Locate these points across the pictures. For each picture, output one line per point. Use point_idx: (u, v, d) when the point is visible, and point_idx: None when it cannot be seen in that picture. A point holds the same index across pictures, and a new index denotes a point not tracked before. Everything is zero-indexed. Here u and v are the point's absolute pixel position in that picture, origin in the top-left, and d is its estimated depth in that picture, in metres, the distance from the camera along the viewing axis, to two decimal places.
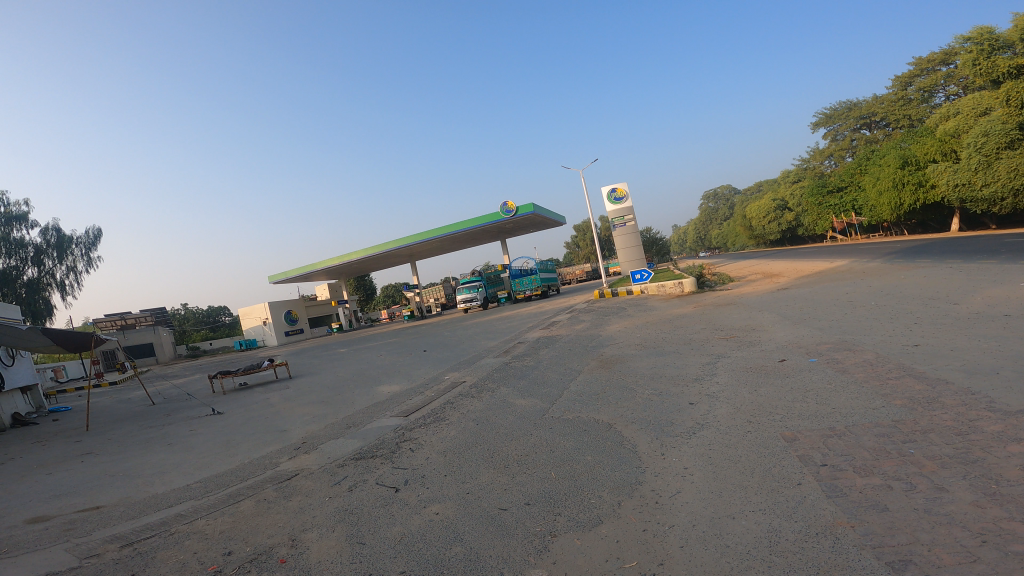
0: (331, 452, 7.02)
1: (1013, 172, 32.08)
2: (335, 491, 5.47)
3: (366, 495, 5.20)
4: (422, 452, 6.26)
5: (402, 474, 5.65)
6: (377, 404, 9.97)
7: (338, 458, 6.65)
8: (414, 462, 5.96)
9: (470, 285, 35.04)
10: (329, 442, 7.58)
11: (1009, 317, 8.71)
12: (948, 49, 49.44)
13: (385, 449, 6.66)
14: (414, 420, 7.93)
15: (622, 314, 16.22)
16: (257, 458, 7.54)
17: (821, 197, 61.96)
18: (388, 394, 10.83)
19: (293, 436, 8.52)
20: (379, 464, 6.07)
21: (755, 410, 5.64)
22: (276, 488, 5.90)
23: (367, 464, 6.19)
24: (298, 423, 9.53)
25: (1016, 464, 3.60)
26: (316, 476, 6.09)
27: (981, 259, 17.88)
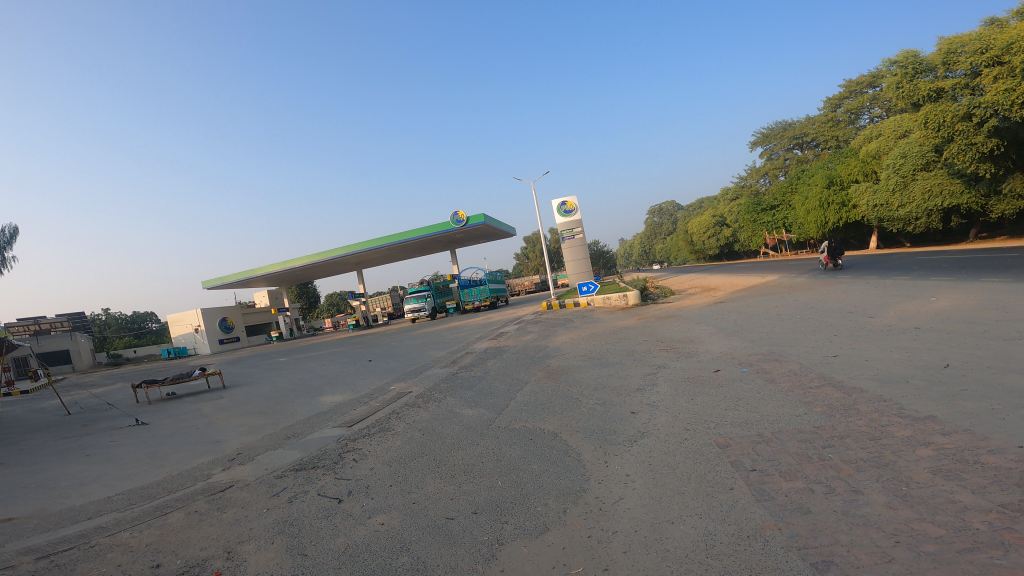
0: (270, 463, 6.86)
1: (928, 193, 34.59)
2: (274, 502, 5.37)
3: (306, 506, 5.13)
4: (366, 463, 6.22)
5: (346, 484, 5.59)
6: (319, 414, 9.81)
7: (276, 470, 6.50)
8: (358, 472, 5.91)
9: (418, 295, 34.70)
10: (267, 453, 7.40)
11: (918, 330, 9.43)
12: (874, 73, 53.27)
13: (327, 460, 6.57)
14: (357, 430, 7.85)
15: (569, 325, 16.51)
16: (187, 469, 7.26)
17: (756, 215, 64.88)
18: (331, 404, 10.65)
19: (227, 447, 8.25)
20: (321, 475, 5.98)
21: (691, 419, 5.90)
22: (209, 500, 5.71)
23: (308, 474, 6.09)
24: (233, 433, 9.23)
25: (924, 467, 3.94)
26: (253, 487, 5.94)
27: (897, 276, 19.21)
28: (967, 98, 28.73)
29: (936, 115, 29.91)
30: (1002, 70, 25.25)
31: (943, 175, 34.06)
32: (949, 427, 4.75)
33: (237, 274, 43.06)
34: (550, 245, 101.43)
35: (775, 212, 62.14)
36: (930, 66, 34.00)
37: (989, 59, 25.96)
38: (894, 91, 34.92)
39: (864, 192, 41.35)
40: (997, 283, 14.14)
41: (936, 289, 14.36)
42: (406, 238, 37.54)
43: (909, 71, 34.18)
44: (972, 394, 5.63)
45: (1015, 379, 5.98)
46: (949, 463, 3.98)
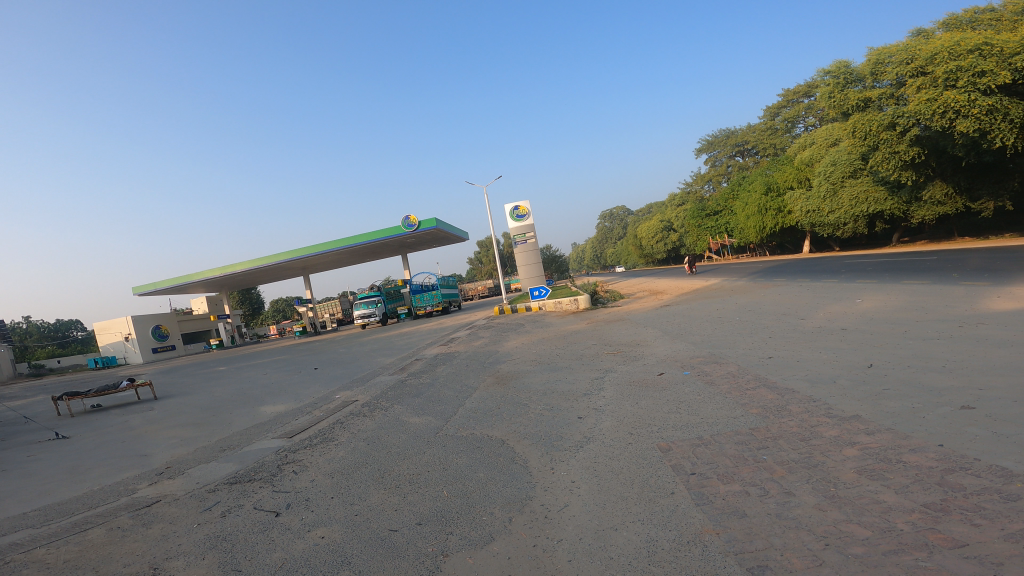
0: (202, 476, 6.56)
1: (856, 199, 36.39)
2: (206, 517, 5.14)
3: (241, 520, 4.93)
4: (306, 475, 6.03)
5: (284, 497, 5.41)
6: (258, 425, 9.46)
7: (210, 483, 6.23)
8: (298, 485, 5.72)
9: (368, 301, 34.11)
10: (201, 466, 7.09)
11: (844, 331, 9.92)
12: (809, 83, 56.07)
13: (265, 472, 6.34)
14: (299, 441, 7.62)
15: (520, 330, 16.53)
16: (110, 484, 6.88)
17: (701, 220, 66.79)
18: (271, 414, 10.31)
19: (156, 461, 7.86)
20: (257, 488, 5.76)
21: (635, 423, 5.97)
22: (133, 515, 5.42)
23: (243, 488, 5.86)
24: (163, 446, 8.79)
25: (851, 468, 4.11)
26: (183, 501, 5.67)
27: (831, 278, 20.11)
28: (892, 107, 30.32)
29: (863, 124, 31.64)
30: (925, 80, 26.71)
31: (869, 182, 35.91)
32: (874, 426, 4.98)
33: (172, 279, 41.30)
34: (502, 249, 101.53)
35: (719, 217, 64.08)
36: (860, 78, 35.69)
37: (913, 70, 27.39)
38: (827, 100, 36.68)
39: (799, 198, 43.16)
40: (919, 285, 14.98)
41: (865, 291, 15.11)
42: (355, 242, 36.83)
43: (841, 81, 35.90)
44: (894, 393, 5.94)
45: (933, 378, 6.32)
46: (874, 462, 4.17)
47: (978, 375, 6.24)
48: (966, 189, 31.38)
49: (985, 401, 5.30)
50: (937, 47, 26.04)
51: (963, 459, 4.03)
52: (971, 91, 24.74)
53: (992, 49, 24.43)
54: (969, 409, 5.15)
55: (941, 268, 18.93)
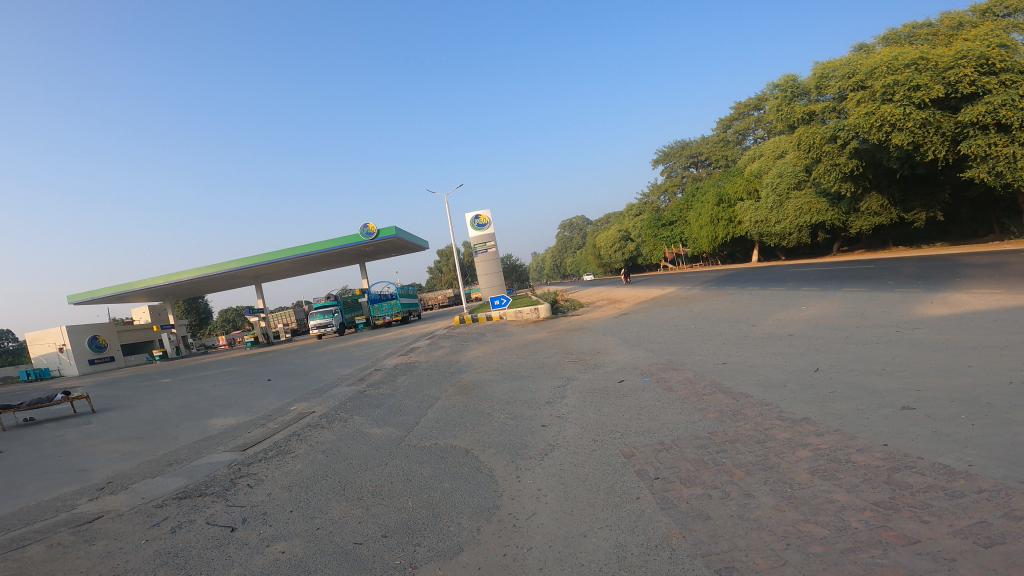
0: (147, 491, 6.30)
1: (800, 210, 37.88)
2: (154, 532, 4.94)
3: (193, 535, 4.77)
4: (262, 488, 5.87)
5: (239, 512, 5.25)
6: (208, 438, 9.16)
7: (157, 498, 5.99)
8: (253, 499, 5.56)
9: (324, 310, 33.45)
10: (145, 481, 6.80)
11: (793, 336, 10.30)
12: (758, 97, 58.44)
13: (217, 486, 6.15)
14: (252, 454, 7.41)
15: (481, 339, 16.52)
16: (47, 500, 6.54)
17: (657, 230, 68.20)
18: (222, 427, 9.98)
19: (97, 476, 7.51)
20: (210, 503, 5.58)
21: (598, 430, 6.05)
22: (74, 532, 5.18)
23: (194, 502, 5.67)
24: (104, 461, 8.40)
25: (804, 469, 4.28)
26: (128, 517, 5.44)
27: (780, 286, 20.82)
28: (834, 121, 31.69)
29: (808, 136, 33.09)
30: (865, 94, 28.03)
31: (812, 193, 37.45)
32: (822, 428, 5.19)
33: (111, 288, 39.52)
34: (462, 258, 101.32)
35: (674, 227, 65.53)
36: (806, 92, 37.25)
37: (854, 84, 28.63)
38: (776, 113, 38.14)
39: (748, 209, 44.62)
40: (861, 293, 15.70)
41: (812, 298, 15.74)
42: (312, 250, 36.14)
43: (788, 95, 37.37)
44: (839, 395, 6.21)
45: (875, 381, 6.64)
46: (825, 462, 4.35)
47: (914, 377, 6.60)
48: (900, 201, 33.08)
49: (922, 401, 5.61)
50: (877, 61, 27.26)
51: (907, 458, 4.24)
52: (906, 104, 26.01)
53: (927, 64, 25.63)
54: (909, 410, 5.43)
55: (879, 276, 19.89)
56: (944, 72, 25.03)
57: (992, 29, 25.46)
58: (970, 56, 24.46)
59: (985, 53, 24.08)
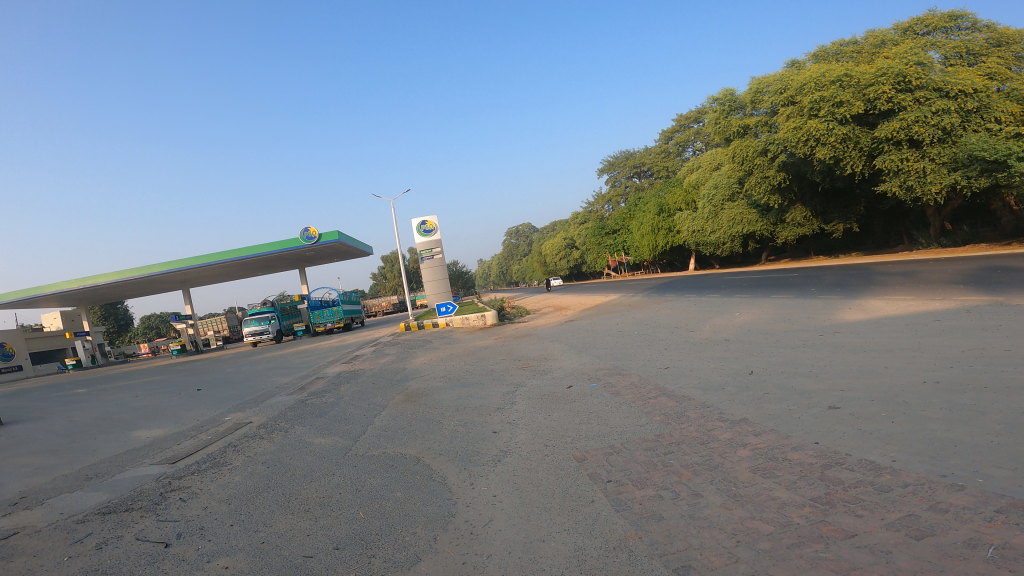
0: (66, 507, 5.91)
1: (733, 220, 39.52)
2: (78, 549, 4.65)
3: (123, 552, 4.52)
4: (197, 502, 5.62)
5: (172, 527, 5.02)
6: (134, 451, 8.68)
7: (77, 514, 5.62)
8: (188, 513, 5.33)
9: (260, 317, 32.29)
10: (63, 496, 6.38)
11: (728, 341, 10.76)
12: (698, 111, 60.84)
13: (146, 500, 5.84)
14: (183, 467, 7.08)
15: (427, 347, 16.38)
16: None
17: (600, 238, 69.54)
18: (148, 440, 9.45)
19: (8, 492, 6.97)
20: (138, 518, 5.30)
21: (550, 435, 6.12)
22: None
23: (121, 518, 5.37)
24: (14, 476, 7.80)
25: (746, 467, 4.50)
26: (47, 533, 5.10)
27: (717, 294, 21.66)
28: (765, 135, 33.33)
29: (742, 149, 34.60)
30: (794, 109, 29.55)
31: (744, 205, 39.19)
32: (759, 428, 5.45)
33: (20, 292, 36.74)
34: (407, 265, 100.21)
35: (617, 235, 66.96)
36: (742, 106, 38.87)
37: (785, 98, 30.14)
38: (713, 125, 39.63)
39: (686, 219, 46.18)
40: (791, 300, 16.57)
41: (746, 305, 16.48)
42: (248, 254, 34.81)
43: (726, 108, 38.92)
44: (773, 397, 6.53)
45: (803, 382, 7.03)
46: (765, 461, 4.57)
47: (838, 378, 7.03)
48: (822, 214, 35.11)
49: (846, 401, 5.99)
50: (806, 78, 28.77)
51: (837, 455, 4.52)
52: (830, 119, 27.61)
53: (850, 80, 27.17)
54: (835, 409, 5.78)
55: (805, 284, 21.04)
56: (865, 89, 26.68)
57: (910, 48, 27.25)
58: (889, 73, 26.03)
59: (903, 71, 25.69)
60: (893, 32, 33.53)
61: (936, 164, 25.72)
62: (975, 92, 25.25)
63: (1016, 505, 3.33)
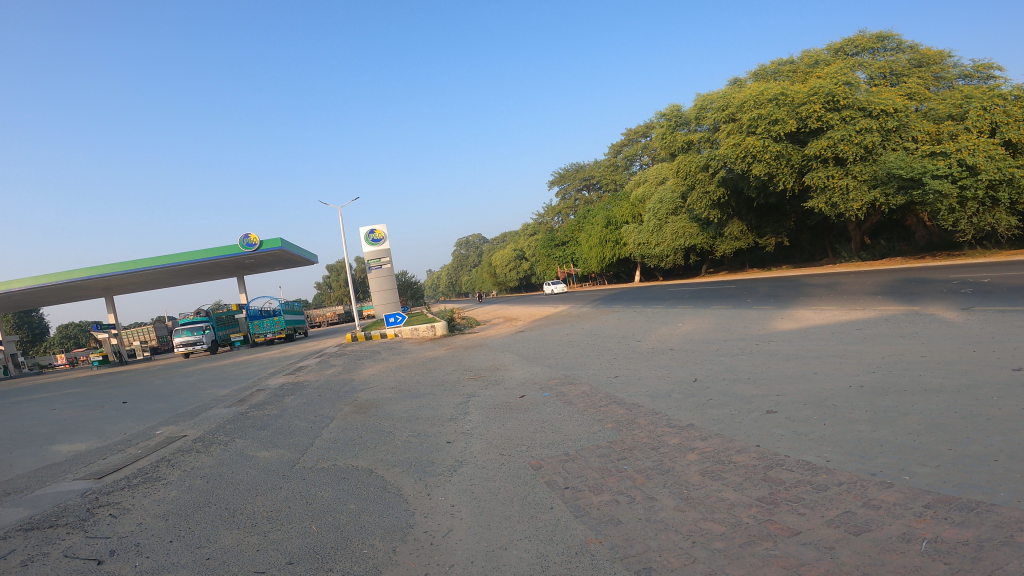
0: None
1: (676, 234, 40.75)
2: (0, 568, 4.38)
3: (51, 572, 4.26)
4: (130, 518, 5.35)
5: (106, 543, 4.76)
6: (55, 466, 8.16)
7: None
8: (122, 529, 5.07)
9: (193, 327, 30.87)
10: None
11: (673, 350, 11.08)
12: (645, 126, 62.85)
13: (73, 516, 5.52)
14: (111, 482, 6.71)
15: (375, 358, 16.12)
16: None
17: (550, 250, 70.34)
18: (70, 455, 8.89)
19: None
20: (67, 534, 5.00)
21: (505, 444, 6.16)
22: None
23: (47, 534, 5.05)
24: None
25: (696, 470, 4.67)
26: None
27: (662, 305, 22.24)
28: (707, 151, 34.67)
29: (685, 164, 35.80)
30: (734, 126, 30.86)
31: (686, 219, 40.54)
32: (706, 432, 5.66)
33: None
34: (354, 274, 98.36)
35: (566, 247, 67.95)
36: (687, 122, 40.26)
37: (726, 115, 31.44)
38: (660, 141, 40.79)
39: (631, 232, 47.30)
40: (731, 310, 17.22)
41: (689, 315, 17.02)
42: (182, 260, 33.35)
43: (672, 124, 40.21)
44: (716, 402, 6.80)
45: (743, 388, 7.35)
46: (712, 464, 4.75)
47: (774, 384, 7.37)
48: (757, 228, 36.75)
49: (783, 405, 6.30)
50: (745, 96, 30.10)
51: (778, 456, 4.76)
52: (766, 137, 29.00)
53: (786, 99, 28.59)
54: (773, 413, 6.06)
55: (743, 295, 21.95)
56: (798, 108, 28.15)
57: (839, 68, 28.90)
58: (820, 92, 27.52)
59: (832, 91, 27.21)
60: (826, 52, 35.63)
61: (859, 181, 27.36)
62: (895, 112, 27.05)
63: (941, 500, 3.60)
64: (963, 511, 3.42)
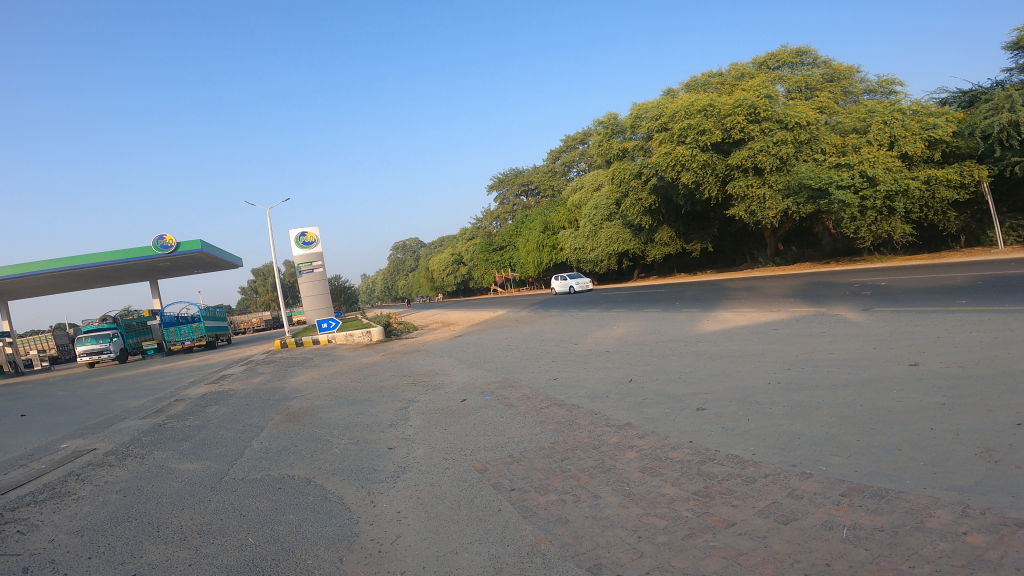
0: None
1: (610, 239, 41.72)
2: None
3: None
4: (41, 535, 4.97)
5: (14, 563, 4.41)
6: None
7: None
8: (32, 547, 4.71)
9: (99, 335, 28.94)
10: None
11: (608, 352, 11.38)
12: (583, 133, 64.34)
13: None
14: (15, 499, 6.20)
15: (308, 365, 15.63)
16: None
17: (488, 255, 70.51)
18: None
19: None
20: None
21: (448, 448, 6.15)
22: None
23: None
24: None
25: (636, 467, 4.83)
26: None
27: (596, 308, 22.75)
28: (640, 159, 35.78)
29: (619, 171, 36.77)
30: (665, 135, 32.03)
31: (620, 225, 41.62)
32: (642, 430, 5.86)
33: None
34: (282, 279, 94.67)
35: (504, 252, 68.38)
36: (623, 130, 41.38)
37: (659, 124, 32.51)
38: (597, 148, 41.74)
39: (568, 237, 48.07)
40: (662, 313, 17.84)
41: (623, 318, 17.51)
42: (88, 262, 31.15)
43: (609, 132, 41.25)
44: (651, 401, 7.04)
45: (674, 387, 7.66)
46: (651, 461, 4.93)
47: (703, 382, 7.72)
48: (684, 234, 38.24)
49: (711, 402, 6.61)
50: (676, 106, 31.28)
51: (710, 451, 4.99)
52: (694, 146, 30.27)
53: (713, 110, 29.92)
54: (703, 410, 6.34)
55: (672, 298, 22.81)
56: (723, 119, 29.53)
57: (761, 82, 30.54)
58: (743, 105, 28.99)
59: (754, 104, 28.72)
60: (751, 65, 37.50)
61: (775, 191, 29.01)
62: (808, 125, 28.86)
63: (855, 488, 3.89)
64: (875, 498, 3.71)
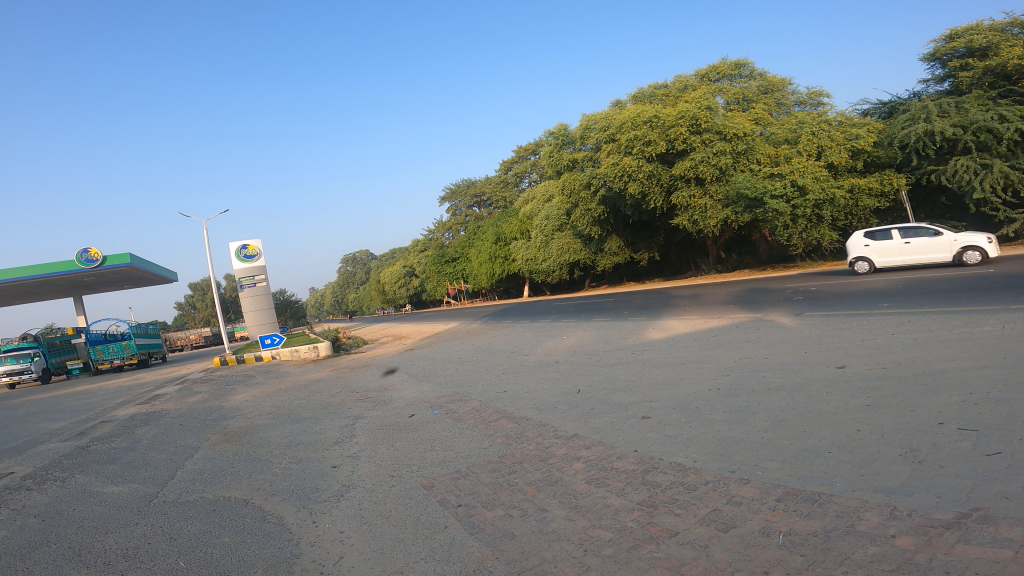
0: None
1: (561, 249, 42.04)
2: None
3: None
4: None
5: None
6: None
7: None
8: None
9: (18, 354, 27.15)
10: None
11: (558, 363, 11.42)
12: (534, 144, 65.05)
13: None
14: None
15: (249, 382, 15.08)
16: None
17: (440, 266, 70.07)
18: None
19: None
20: None
21: (394, 465, 6.02)
22: None
23: None
24: None
25: (582, 478, 4.83)
26: None
27: (545, 319, 22.87)
28: (589, 169, 36.28)
29: (569, 181, 37.19)
30: (612, 146, 32.62)
31: (570, 235, 42.07)
32: (589, 441, 5.88)
33: None
34: (223, 293, 91.42)
35: (456, 263, 68.03)
36: (573, 140, 41.90)
37: (607, 135, 33.06)
38: (547, 159, 42.12)
39: (520, 248, 48.28)
40: (611, 322, 18.04)
41: (572, 328, 17.64)
42: (4, 278, 29.28)
43: (559, 143, 41.74)
44: (597, 411, 7.09)
45: (621, 396, 7.74)
46: (597, 472, 4.94)
47: (648, 391, 7.82)
48: (632, 244, 38.98)
49: (655, 411, 6.69)
50: (622, 118, 31.88)
51: (653, 460, 5.03)
52: (640, 157, 30.94)
53: (656, 121, 30.53)
54: (647, 418, 6.41)
55: (619, 307, 23.13)
56: (668, 130, 30.17)
57: (702, 94, 31.38)
58: (685, 116, 29.70)
59: (695, 115, 29.47)
60: (694, 77, 38.61)
61: (714, 201, 29.94)
62: (744, 136, 29.83)
63: (790, 493, 3.99)
64: (809, 502, 3.81)
